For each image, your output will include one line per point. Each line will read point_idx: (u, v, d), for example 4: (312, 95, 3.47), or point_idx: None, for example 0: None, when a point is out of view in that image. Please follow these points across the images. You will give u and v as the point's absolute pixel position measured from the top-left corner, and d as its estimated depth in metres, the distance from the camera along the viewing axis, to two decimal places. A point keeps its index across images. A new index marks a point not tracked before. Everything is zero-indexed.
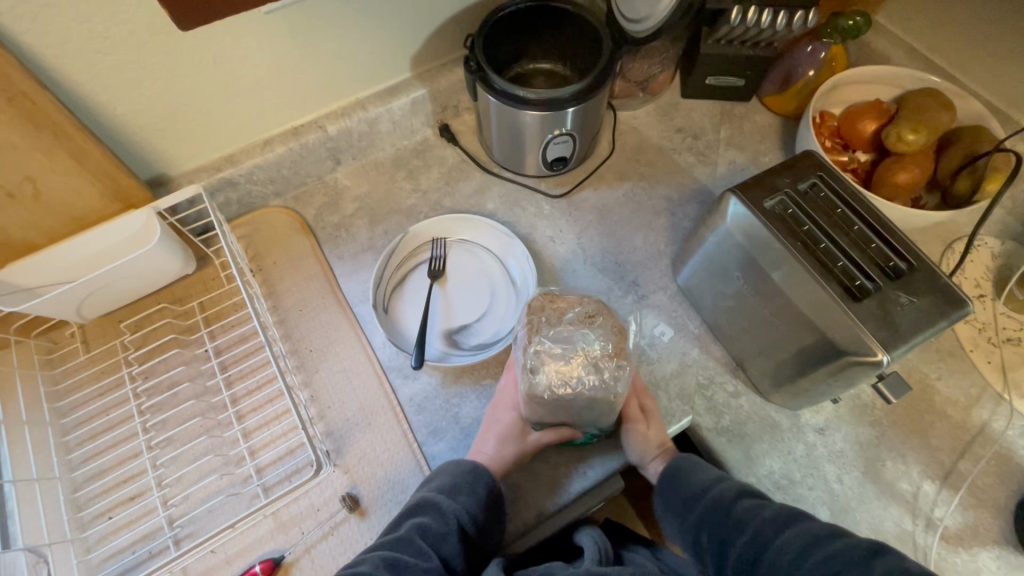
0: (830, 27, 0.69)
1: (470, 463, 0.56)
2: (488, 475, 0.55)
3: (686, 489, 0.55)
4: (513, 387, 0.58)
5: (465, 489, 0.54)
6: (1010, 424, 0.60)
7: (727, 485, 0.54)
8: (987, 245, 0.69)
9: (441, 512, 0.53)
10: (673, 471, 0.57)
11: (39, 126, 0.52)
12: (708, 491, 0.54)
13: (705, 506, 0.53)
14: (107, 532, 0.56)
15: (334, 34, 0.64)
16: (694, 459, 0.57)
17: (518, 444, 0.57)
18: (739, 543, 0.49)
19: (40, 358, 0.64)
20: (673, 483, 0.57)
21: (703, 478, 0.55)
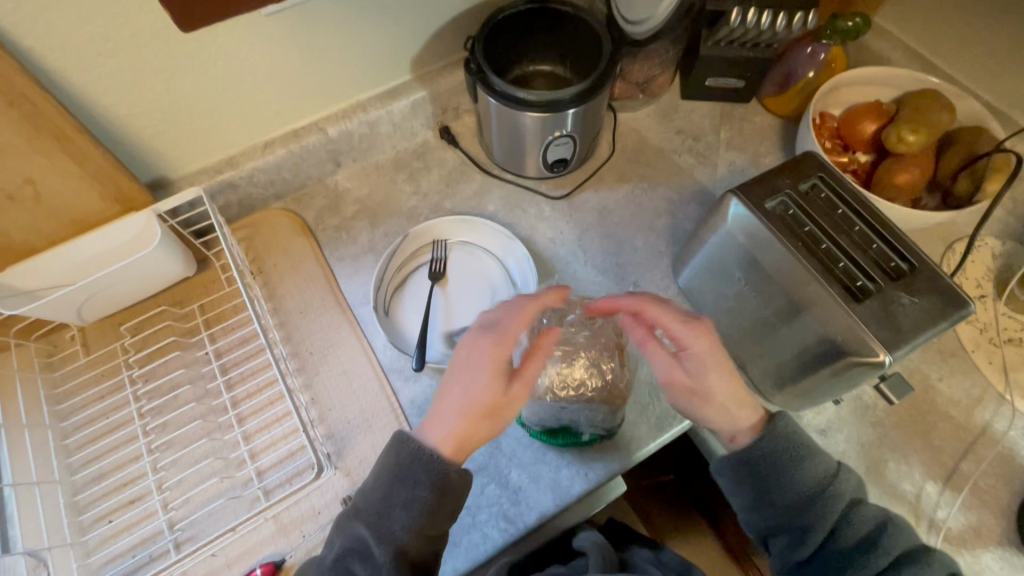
0: (830, 29, 0.70)
1: (406, 461, 0.46)
2: (425, 479, 0.46)
3: (783, 492, 0.48)
4: (480, 346, 0.50)
5: (399, 503, 0.46)
6: (1012, 424, 0.60)
7: (835, 503, 0.47)
8: (988, 246, 0.69)
9: (381, 537, 0.46)
10: (771, 464, 0.48)
11: (40, 128, 0.53)
12: (812, 509, 0.47)
13: (804, 524, 0.47)
14: (107, 536, 0.56)
15: (334, 35, 0.64)
16: (798, 447, 0.48)
17: (481, 409, 0.48)
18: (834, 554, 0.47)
19: (40, 361, 0.64)
20: (767, 481, 0.48)
21: (807, 485, 0.47)
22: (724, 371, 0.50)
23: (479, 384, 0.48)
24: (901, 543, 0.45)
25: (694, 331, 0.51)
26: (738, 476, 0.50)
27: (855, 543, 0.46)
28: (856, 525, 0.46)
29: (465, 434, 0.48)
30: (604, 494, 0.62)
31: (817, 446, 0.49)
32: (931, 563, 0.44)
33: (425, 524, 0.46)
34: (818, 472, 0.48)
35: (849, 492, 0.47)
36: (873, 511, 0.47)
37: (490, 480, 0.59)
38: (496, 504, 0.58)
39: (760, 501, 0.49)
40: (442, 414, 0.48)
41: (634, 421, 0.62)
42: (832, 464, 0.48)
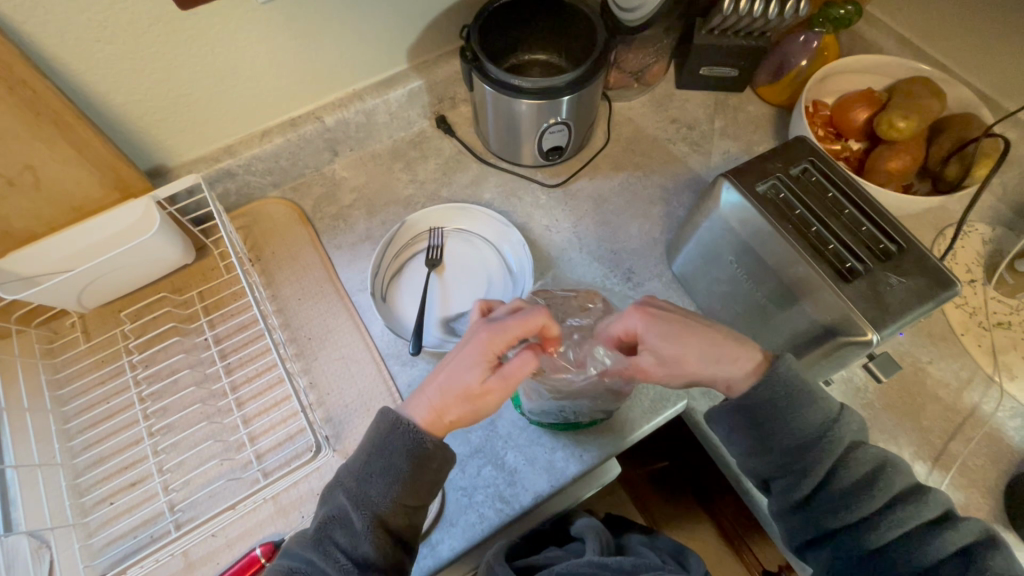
0: (822, 17, 0.71)
1: (381, 432, 0.48)
2: (400, 448, 0.47)
3: (782, 434, 0.48)
4: (474, 338, 0.50)
5: (377, 470, 0.47)
6: (1000, 405, 0.61)
7: (835, 446, 0.47)
8: (978, 231, 0.70)
9: (357, 503, 0.47)
10: (777, 407, 0.48)
11: (39, 114, 0.53)
12: (810, 450, 0.48)
13: (802, 467, 0.48)
14: (109, 518, 0.56)
15: (329, 25, 0.65)
16: (805, 395, 0.48)
17: (460, 397, 0.48)
18: (833, 498, 0.47)
19: (40, 348, 0.65)
20: (767, 424, 0.49)
21: (807, 427, 0.48)
22: (675, 339, 0.52)
23: (463, 368, 0.49)
24: (901, 482, 0.46)
25: (638, 316, 0.53)
26: (737, 423, 0.50)
27: (852, 484, 0.47)
28: (854, 465, 0.47)
29: (441, 413, 0.48)
30: (598, 476, 0.63)
31: (819, 388, 0.48)
32: (928, 501, 0.45)
33: (402, 493, 0.47)
34: (820, 417, 0.48)
35: (850, 433, 0.48)
36: (873, 451, 0.47)
37: (487, 463, 0.60)
38: (493, 485, 0.58)
39: (760, 442, 0.49)
40: (425, 391, 0.49)
41: (628, 405, 0.62)
42: (834, 407, 0.48)
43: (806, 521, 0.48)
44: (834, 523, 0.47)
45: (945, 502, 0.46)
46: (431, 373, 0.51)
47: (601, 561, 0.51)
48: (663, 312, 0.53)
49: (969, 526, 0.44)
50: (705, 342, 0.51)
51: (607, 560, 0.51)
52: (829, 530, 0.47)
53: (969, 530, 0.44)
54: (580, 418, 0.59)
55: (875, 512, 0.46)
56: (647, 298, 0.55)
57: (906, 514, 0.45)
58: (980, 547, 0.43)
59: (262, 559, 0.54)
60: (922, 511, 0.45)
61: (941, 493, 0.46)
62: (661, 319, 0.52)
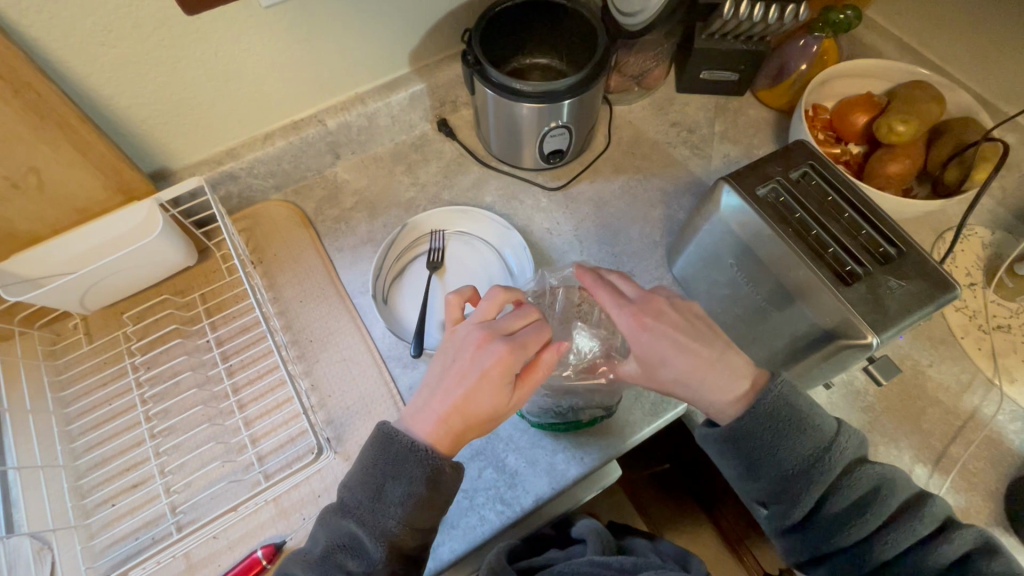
0: (822, 21, 0.70)
1: (398, 455, 0.47)
2: (419, 475, 0.46)
3: (770, 464, 0.47)
4: (494, 360, 0.48)
5: (393, 497, 0.46)
6: (1000, 409, 0.61)
7: (826, 472, 0.46)
8: (977, 235, 0.71)
9: (372, 532, 0.46)
10: (766, 439, 0.47)
11: (44, 117, 0.53)
12: (800, 478, 0.47)
13: (792, 497, 0.47)
14: (111, 519, 0.57)
15: (332, 29, 0.65)
16: (795, 424, 0.47)
17: (485, 420, 0.48)
18: (826, 522, 0.46)
19: (43, 349, 0.65)
20: (754, 453, 0.48)
21: (797, 455, 0.47)
22: (673, 348, 0.51)
23: (488, 395, 0.47)
24: (895, 500, 0.46)
25: (632, 321, 0.52)
26: (726, 450, 0.50)
27: (845, 509, 0.46)
28: (847, 490, 0.46)
29: (464, 435, 0.48)
30: (598, 479, 0.62)
31: (809, 415, 0.47)
32: (922, 516, 0.45)
33: (416, 517, 0.46)
34: (810, 447, 0.47)
35: (843, 457, 0.47)
36: (868, 474, 0.46)
37: (488, 465, 0.60)
38: (493, 488, 0.59)
39: (749, 469, 0.49)
40: (445, 418, 0.48)
41: (628, 407, 0.63)
42: (825, 433, 0.47)
43: (800, 543, 0.48)
44: (828, 545, 0.46)
45: (941, 511, 0.45)
46: (441, 392, 0.48)
47: (602, 561, 0.51)
48: (657, 320, 0.52)
49: (964, 535, 0.44)
50: (693, 355, 0.50)
51: (610, 559, 0.51)
52: (825, 551, 0.47)
53: (965, 539, 0.44)
54: (580, 419, 0.59)
55: (871, 533, 0.45)
56: (651, 300, 0.53)
57: (899, 534, 0.45)
58: (976, 556, 0.43)
59: (263, 561, 0.54)
60: (917, 529, 0.44)
61: (936, 504, 0.46)
62: (655, 329, 0.51)
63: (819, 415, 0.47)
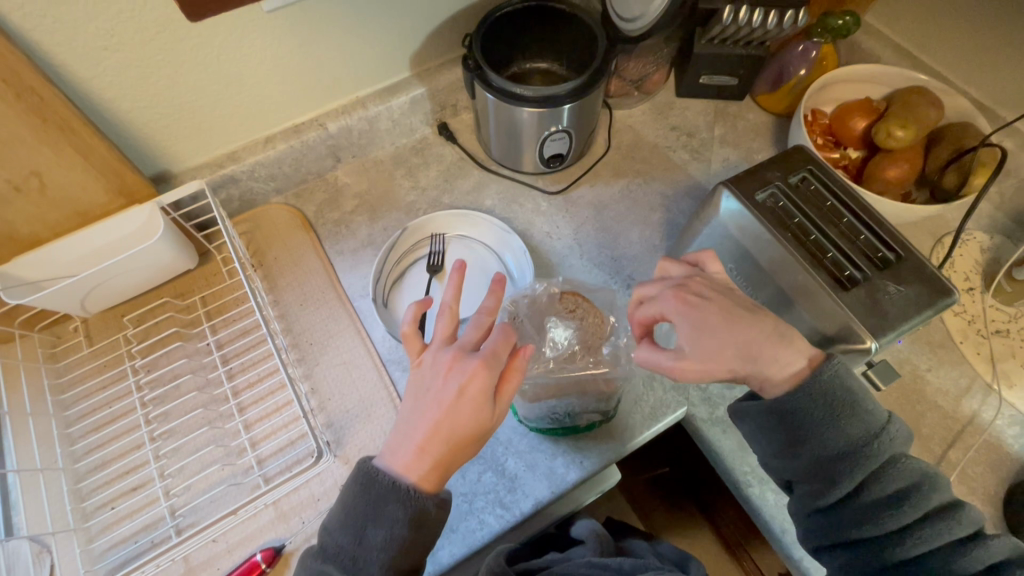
0: (819, 27, 0.71)
1: (376, 496, 0.45)
2: (401, 517, 0.45)
3: (815, 444, 0.47)
4: (469, 377, 0.46)
5: (375, 539, 0.45)
6: (999, 414, 0.61)
7: (871, 458, 0.46)
8: (976, 239, 0.71)
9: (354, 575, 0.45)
10: (815, 417, 0.47)
11: (47, 121, 0.54)
12: (843, 461, 0.47)
13: (832, 477, 0.47)
14: (110, 522, 0.56)
15: (334, 33, 0.65)
16: (848, 406, 0.47)
17: (473, 439, 0.46)
18: (860, 511, 0.46)
19: (44, 352, 0.65)
20: (801, 431, 0.48)
21: (843, 437, 0.47)
22: (716, 328, 0.49)
23: (469, 415, 0.45)
24: (937, 499, 0.46)
25: (675, 301, 0.51)
26: (769, 429, 0.49)
27: (883, 497, 0.46)
28: (888, 479, 0.46)
29: (452, 461, 0.46)
30: (598, 482, 0.63)
31: (864, 400, 0.47)
32: (962, 519, 0.45)
33: (397, 559, 0.45)
34: (860, 432, 0.47)
35: (889, 447, 0.47)
36: (912, 469, 0.46)
37: (488, 469, 0.60)
38: (493, 491, 0.59)
39: (790, 448, 0.48)
40: (428, 445, 0.46)
41: (628, 411, 0.63)
42: (876, 419, 0.47)
43: (826, 528, 0.48)
44: (859, 533, 0.46)
45: (978, 518, 0.46)
46: (421, 423, 0.46)
47: (601, 563, 0.51)
48: (699, 301, 0.50)
49: (1000, 544, 0.44)
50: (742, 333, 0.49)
51: (608, 560, 0.51)
52: (853, 538, 0.46)
53: (1000, 548, 0.44)
54: (580, 422, 0.59)
55: (904, 526, 0.45)
56: (688, 282, 0.53)
57: (934, 532, 0.44)
58: (1008, 565, 0.43)
59: (263, 565, 0.54)
60: (954, 529, 0.44)
61: (975, 511, 0.46)
62: (699, 306, 0.50)
63: (873, 401, 0.48)
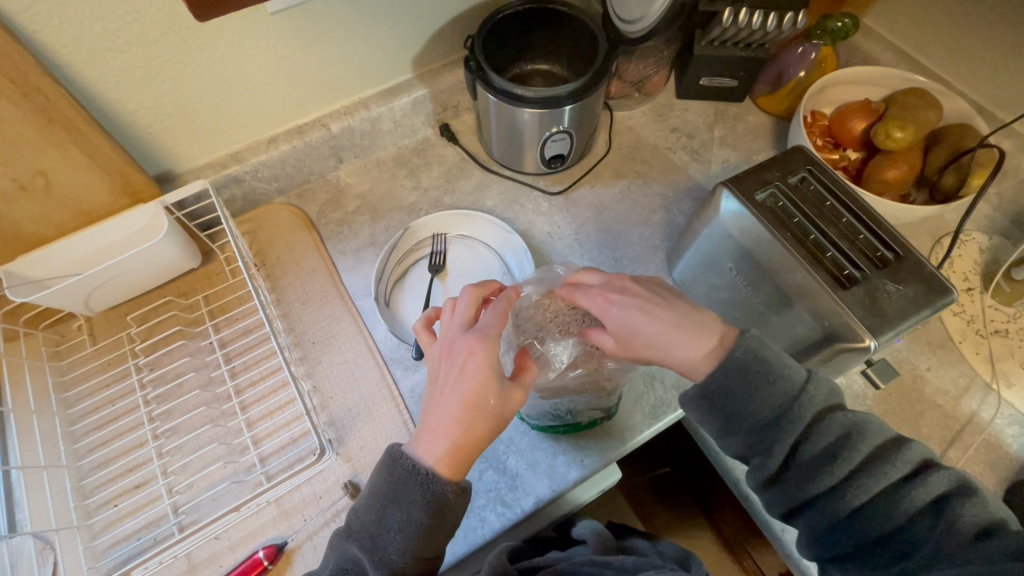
0: (819, 29, 0.72)
1: (398, 481, 0.46)
2: (419, 500, 0.45)
3: (743, 416, 0.46)
4: (466, 356, 0.47)
5: (395, 521, 0.45)
6: (997, 413, 0.62)
7: (798, 420, 0.45)
8: (975, 240, 0.71)
9: (374, 558, 0.45)
10: (735, 388, 0.46)
11: (53, 121, 0.54)
12: (773, 431, 0.45)
13: (765, 447, 0.46)
14: (113, 519, 0.57)
15: (337, 35, 0.66)
16: (761, 372, 0.46)
17: (486, 418, 0.46)
18: (803, 472, 0.44)
19: (48, 350, 0.66)
20: (728, 408, 0.47)
21: (768, 407, 0.45)
22: (643, 313, 0.49)
23: (471, 391, 0.46)
24: (870, 445, 0.44)
25: (599, 299, 0.51)
26: (700, 407, 0.48)
27: (817, 454, 0.44)
28: (817, 437, 0.44)
29: (468, 442, 0.46)
30: (599, 480, 0.63)
31: (778, 364, 0.46)
32: (895, 460, 0.43)
33: (420, 545, 0.45)
34: (780, 396, 0.45)
35: (813, 404, 0.45)
36: (838, 421, 0.44)
37: (489, 467, 0.60)
38: (494, 489, 0.59)
39: (724, 426, 0.48)
40: (439, 427, 0.46)
41: (628, 410, 0.63)
42: (795, 380, 0.46)
43: (781, 496, 0.46)
44: (808, 494, 0.44)
45: (918, 452, 0.43)
46: (431, 410, 0.47)
47: (603, 561, 0.51)
48: (622, 297, 0.50)
49: (939, 479, 0.42)
50: (664, 319, 0.49)
51: (610, 559, 0.51)
52: (804, 500, 0.45)
53: (939, 481, 0.42)
54: (580, 420, 0.60)
55: (843, 479, 0.43)
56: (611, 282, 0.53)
57: (871, 479, 0.43)
58: (949, 498, 0.41)
59: (265, 562, 0.54)
60: (890, 472, 0.43)
61: (912, 447, 0.43)
62: (621, 301, 0.50)
63: (789, 363, 0.46)
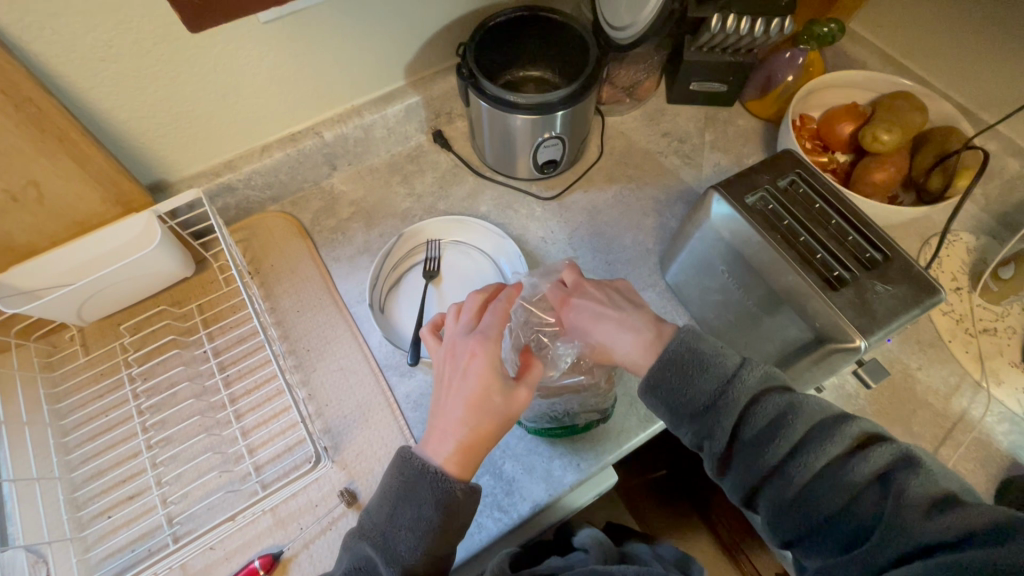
0: (807, 35, 0.73)
1: (409, 480, 0.45)
2: (430, 498, 0.45)
3: (684, 404, 0.46)
4: (470, 357, 0.48)
5: (406, 519, 0.45)
6: (988, 411, 0.62)
7: (734, 406, 0.45)
8: (962, 240, 0.73)
9: (386, 557, 0.44)
10: (673, 376, 0.47)
11: (44, 131, 0.54)
12: (711, 416, 0.45)
13: (708, 432, 0.46)
14: (107, 531, 0.56)
15: (330, 42, 0.66)
16: (693, 359, 0.47)
17: (494, 416, 0.47)
18: (747, 455, 0.44)
19: (40, 361, 0.65)
20: (671, 398, 0.47)
21: (703, 394, 0.46)
22: (596, 315, 0.55)
23: (476, 391, 0.47)
24: (807, 424, 0.42)
25: (562, 303, 0.58)
26: (650, 399, 0.49)
27: (759, 436, 0.43)
28: (755, 419, 0.44)
29: (478, 440, 0.46)
30: (596, 484, 0.63)
31: (710, 352, 0.47)
32: (832, 437, 0.41)
33: (433, 544, 0.44)
34: (714, 382, 0.45)
35: (748, 388, 0.45)
36: (773, 402, 0.44)
37: (486, 472, 0.60)
38: (491, 494, 0.59)
39: (673, 416, 0.48)
40: (447, 427, 0.47)
41: (624, 413, 0.63)
42: (727, 366, 0.46)
43: (737, 481, 0.45)
44: (757, 477, 0.43)
45: (859, 428, 0.42)
46: (438, 412, 0.48)
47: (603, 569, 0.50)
48: (586, 299, 0.57)
49: (879, 453, 0.40)
50: (611, 321, 0.54)
51: (611, 567, 0.50)
52: (757, 483, 0.44)
53: (881, 455, 0.40)
54: (577, 424, 0.60)
55: (786, 459, 0.42)
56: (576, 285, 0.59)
57: (811, 456, 0.41)
58: (891, 472, 0.39)
59: (261, 571, 0.54)
60: (829, 448, 0.41)
61: (851, 422, 0.42)
62: (579, 304, 0.57)
63: (721, 349, 0.47)
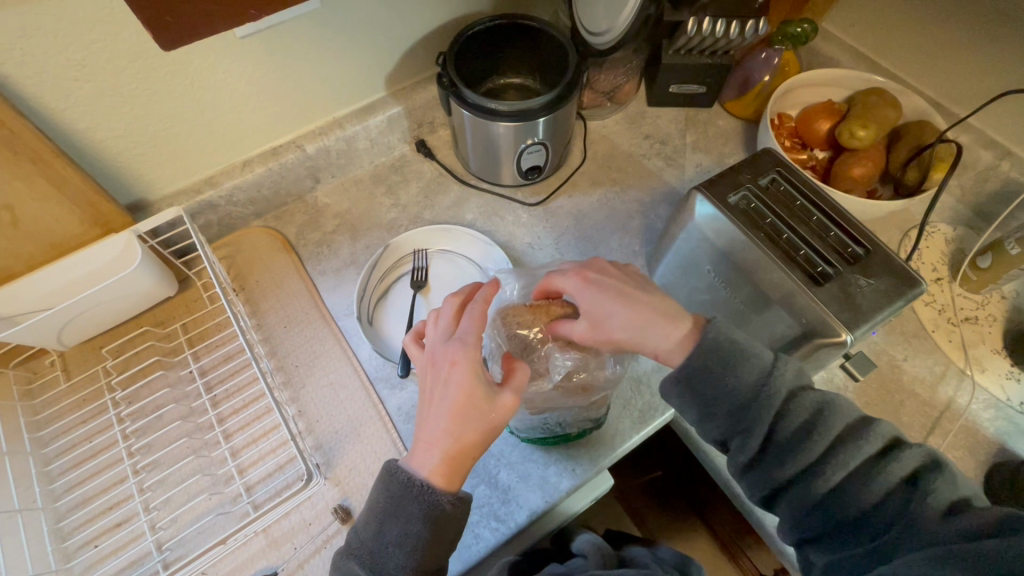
0: (781, 35, 0.76)
1: (396, 495, 0.45)
2: (417, 513, 0.45)
3: (721, 398, 0.46)
4: (448, 365, 0.47)
5: (394, 535, 0.45)
6: (973, 399, 0.63)
7: (772, 400, 0.44)
8: (941, 231, 0.74)
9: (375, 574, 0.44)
10: (710, 368, 0.46)
11: (18, 153, 0.53)
12: (749, 411, 0.45)
13: (746, 427, 0.45)
14: (93, 561, 0.55)
15: (309, 54, 0.66)
16: (726, 357, 0.46)
17: (478, 424, 0.46)
18: (776, 450, 0.44)
19: (19, 389, 0.63)
20: (707, 391, 0.46)
21: (741, 388, 0.45)
22: (618, 297, 0.51)
23: (457, 400, 0.46)
24: (840, 423, 0.43)
25: (578, 280, 0.52)
26: (681, 394, 0.48)
27: (797, 431, 0.43)
28: (794, 414, 0.44)
29: (462, 450, 0.45)
30: (591, 490, 0.63)
31: (747, 345, 0.46)
32: (866, 436, 0.42)
33: (422, 559, 0.44)
34: (750, 376, 0.45)
35: (786, 382, 0.45)
36: (812, 396, 0.44)
37: (481, 482, 0.60)
38: (487, 505, 0.58)
39: (705, 412, 0.47)
40: (431, 439, 0.46)
41: (617, 416, 0.63)
42: (764, 360, 0.46)
43: (761, 479, 0.45)
44: (785, 475, 0.43)
45: (888, 429, 0.42)
46: (422, 423, 0.47)
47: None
48: (602, 278, 0.52)
49: (911, 454, 0.41)
50: (636, 306, 0.50)
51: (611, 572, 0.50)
52: (784, 482, 0.44)
53: (911, 458, 0.41)
54: (570, 431, 0.59)
55: (820, 457, 0.42)
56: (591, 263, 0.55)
57: (848, 455, 0.42)
58: (922, 474, 0.40)
59: None
60: (864, 448, 0.41)
61: (884, 423, 0.42)
62: (598, 283, 0.52)
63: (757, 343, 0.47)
